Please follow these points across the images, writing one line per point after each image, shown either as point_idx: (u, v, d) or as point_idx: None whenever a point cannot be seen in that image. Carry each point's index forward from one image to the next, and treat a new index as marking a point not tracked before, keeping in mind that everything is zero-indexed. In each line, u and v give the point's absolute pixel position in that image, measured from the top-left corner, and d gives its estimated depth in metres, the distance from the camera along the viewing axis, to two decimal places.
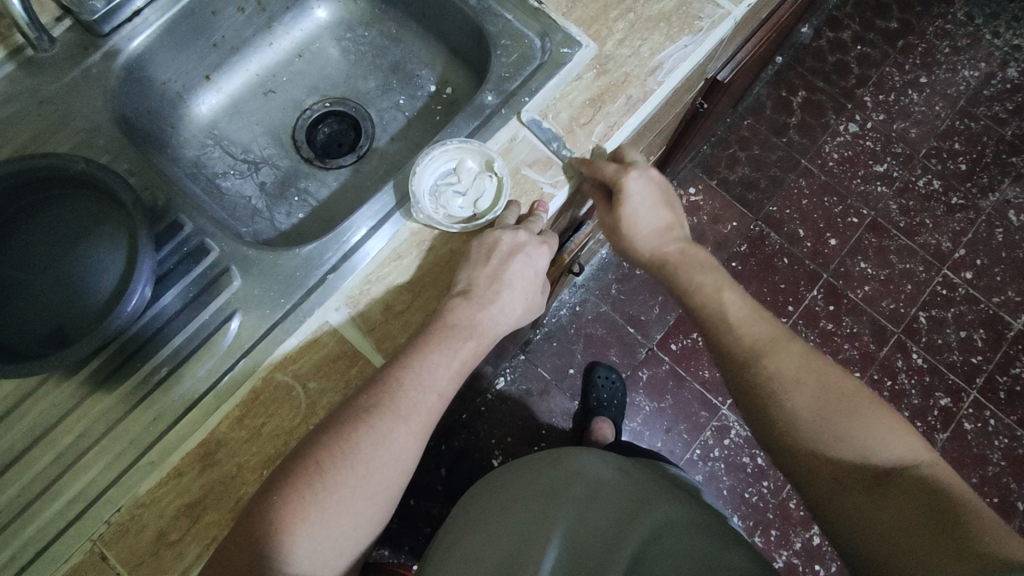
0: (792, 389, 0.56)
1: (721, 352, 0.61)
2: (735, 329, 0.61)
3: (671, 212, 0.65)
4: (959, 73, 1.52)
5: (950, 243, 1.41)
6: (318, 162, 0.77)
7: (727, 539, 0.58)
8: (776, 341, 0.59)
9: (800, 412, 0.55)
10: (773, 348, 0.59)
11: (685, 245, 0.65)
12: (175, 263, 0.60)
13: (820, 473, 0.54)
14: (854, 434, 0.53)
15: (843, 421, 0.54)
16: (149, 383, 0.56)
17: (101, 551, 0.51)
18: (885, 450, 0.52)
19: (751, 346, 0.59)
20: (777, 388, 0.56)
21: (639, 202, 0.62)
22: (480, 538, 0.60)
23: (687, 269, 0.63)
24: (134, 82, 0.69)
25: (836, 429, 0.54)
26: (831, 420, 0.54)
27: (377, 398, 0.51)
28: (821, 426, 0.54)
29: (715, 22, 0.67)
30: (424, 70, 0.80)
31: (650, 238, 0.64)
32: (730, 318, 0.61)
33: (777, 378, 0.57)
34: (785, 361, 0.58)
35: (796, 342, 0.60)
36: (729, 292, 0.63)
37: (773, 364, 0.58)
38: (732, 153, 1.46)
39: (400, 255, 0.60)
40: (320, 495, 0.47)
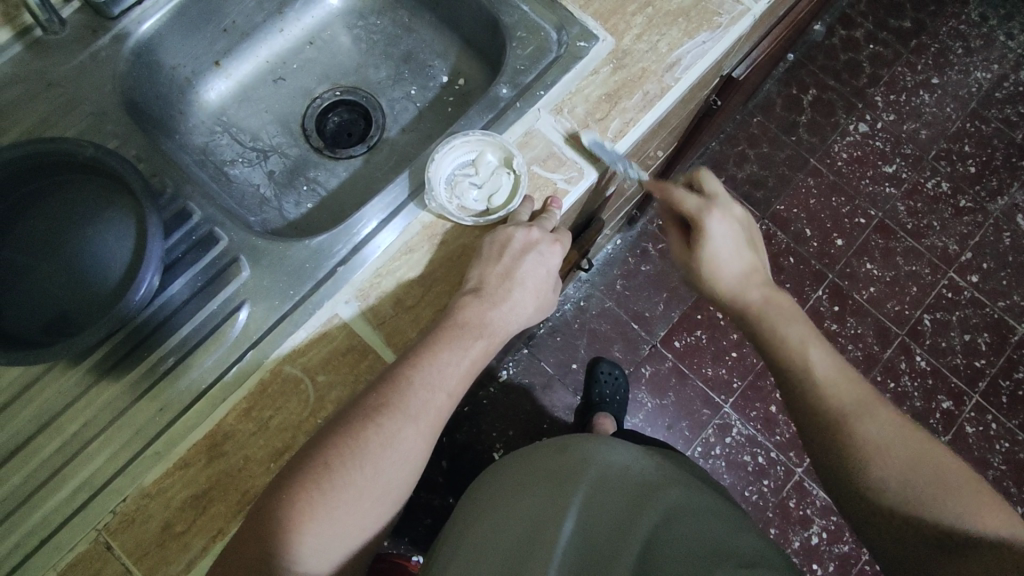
0: (880, 454, 0.54)
1: (801, 403, 0.59)
2: (819, 386, 0.59)
3: (751, 255, 0.66)
4: (971, 74, 1.51)
5: (957, 246, 1.40)
6: (328, 152, 0.76)
7: (737, 524, 0.60)
8: (865, 404, 0.57)
9: (887, 484, 0.53)
10: (860, 413, 0.56)
11: (768, 290, 0.65)
12: (184, 251, 0.59)
13: (905, 533, 0.52)
14: (943, 507, 0.51)
15: (933, 492, 0.52)
16: (155, 373, 0.56)
17: (107, 540, 0.51)
18: (977, 523, 0.50)
19: (840, 407, 0.57)
20: (863, 452, 0.54)
21: (722, 247, 0.64)
22: (494, 527, 0.58)
23: (773, 318, 0.63)
24: (143, 66, 0.67)
25: (926, 502, 0.51)
26: (919, 486, 0.52)
27: (386, 397, 0.50)
28: (910, 497, 0.52)
29: (734, 19, 0.66)
30: (436, 60, 0.78)
31: (733, 275, 0.65)
32: (815, 373, 0.59)
33: (864, 444, 0.55)
34: (874, 428, 0.55)
35: (886, 408, 0.57)
36: (816, 349, 0.61)
37: (860, 430, 0.55)
38: (741, 150, 1.45)
39: (411, 248, 0.59)
40: (329, 494, 0.47)
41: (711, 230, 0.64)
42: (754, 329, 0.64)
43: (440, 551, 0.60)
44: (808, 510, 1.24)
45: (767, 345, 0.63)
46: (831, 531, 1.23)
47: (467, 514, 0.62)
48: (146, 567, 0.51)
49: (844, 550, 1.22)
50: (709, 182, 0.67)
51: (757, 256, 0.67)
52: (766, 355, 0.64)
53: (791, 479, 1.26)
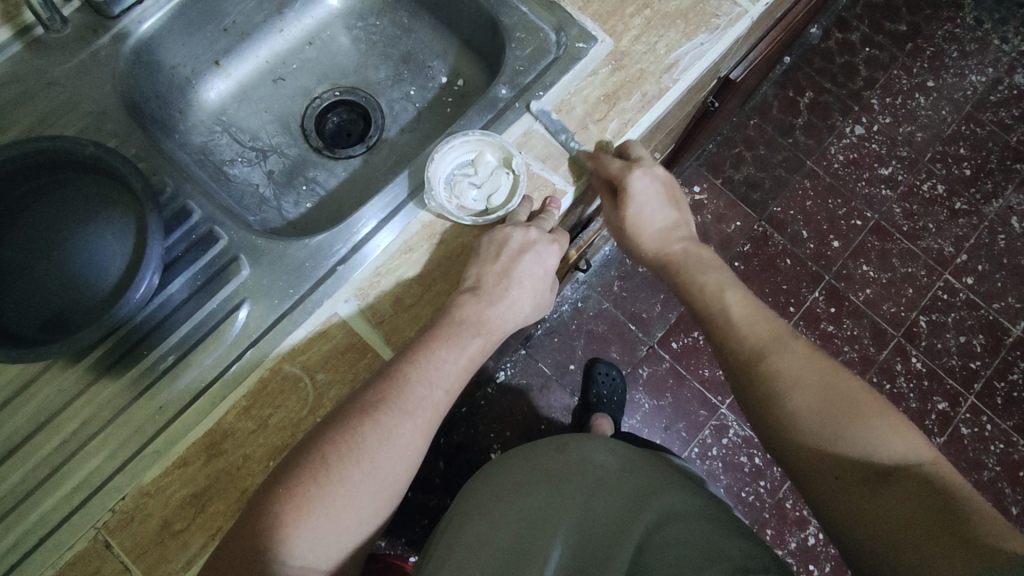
0: (792, 387, 0.56)
1: (724, 353, 0.62)
2: (738, 331, 0.61)
3: (675, 210, 0.66)
4: (967, 77, 1.52)
5: (953, 248, 1.41)
6: (327, 152, 0.76)
7: (740, 530, 0.58)
8: (780, 341, 0.60)
9: (803, 409, 0.55)
10: (776, 350, 0.59)
11: (690, 243, 0.67)
12: (183, 250, 0.59)
13: (823, 470, 0.53)
14: (855, 434, 0.52)
15: (849, 421, 0.53)
16: (154, 372, 0.56)
17: (105, 539, 0.51)
18: (888, 450, 0.51)
19: (755, 348, 0.60)
20: (776, 386, 0.57)
21: (644, 202, 0.64)
22: (492, 523, 0.59)
23: (693, 267, 0.66)
24: (143, 66, 0.68)
25: (837, 432, 0.53)
26: (831, 417, 0.53)
27: (384, 393, 0.50)
28: (825, 426, 0.53)
29: (732, 21, 0.67)
30: (435, 61, 0.79)
31: (659, 232, 0.66)
32: (734, 320, 0.62)
33: (778, 377, 0.57)
34: (789, 361, 0.58)
35: (799, 342, 0.59)
36: (732, 291, 0.64)
37: (775, 365, 0.58)
38: (738, 152, 1.46)
39: (411, 247, 0.59)
40: (326, 489, 0.47)
41: (636, 189, 0.61)
42: (677, 284, 0.66)
43: (436, 549, 0.59)
44: (805, 511, 1.24)
45: (688, 294, 0.66)
46: None
47: (466, 509, 0.63)
48: (145, 566, 0.51)
49: None
50: (636, 148, 0.61)
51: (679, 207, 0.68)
52: (690, 307, 0.66)
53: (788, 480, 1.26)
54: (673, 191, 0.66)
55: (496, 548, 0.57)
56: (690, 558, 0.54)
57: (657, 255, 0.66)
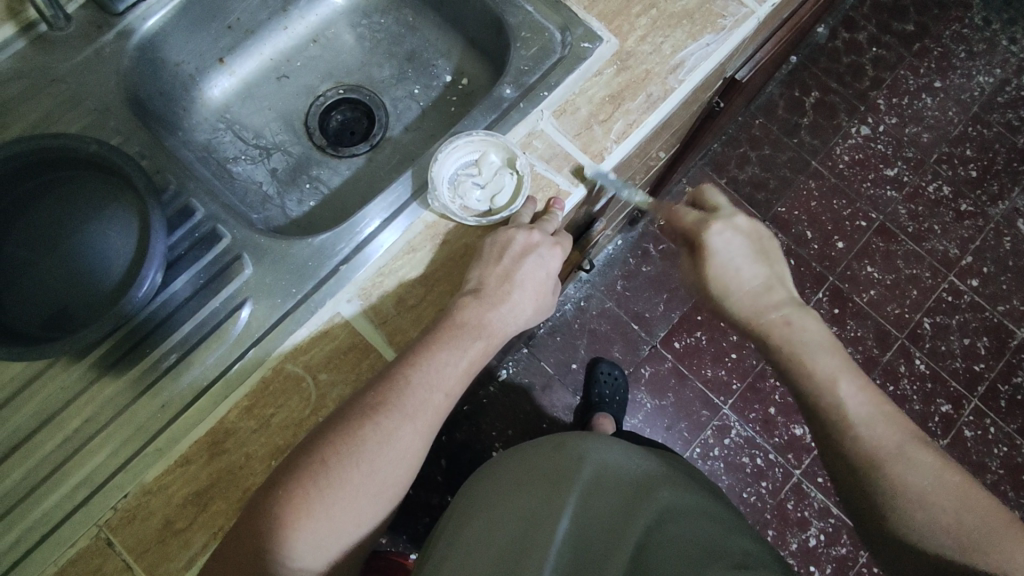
0: (919, 505, 0.51)
1: (833, 457, 0.57)
2: (855, 433, 0.54)
3: (764, 266, 0.62)
4: (974, 78, 1.51)
5: (958, 250, 1.41)
6: (331, 150, 0.76)
7: (740, 531, 0.59)
8: (903, 447, 0.53)
9: (927, 520, 0.50)
10: (895, 459, 0.53)
11: (789, 309, 0.60)
12: (186, 249, 0.59)
13: None
14: (995, 552, 0.47)
15: (984, 539, 0.48)
16: (156, 370, 0.56)
17: (108, 536, 0.51)
18: None
19: (870, 452, 0.54)
20: (896, 499, 0.52)
21: (726, 260, 0.62)
22: (490, 521, 0.59)
23: (798, 337, 0.59)
24: (148, 63, 0.67)
25: (983, 555, 0.47)
26: (965, 538, 0.49)
27: (384, 396, 0.50)
28: (948, 537, 0.49)
29: (738, 21, 0.66)
30: (440, 59, 0.79)
31: (750, 291, 0.61)
32: (849, 418, 0.55)
33: (899, 491, 0.52)
34: (912, 474, 0.52)
35: (924, 448, 0.53)
36: (846, 381, 0.56)
37: (896, 475, 0.52)
38: (743, 152, 1.45)
39: (414, 248, 0.59)
40: (324, 491, 0.47)
41: (715, 245, 0.62)
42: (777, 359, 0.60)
43: (438, 549, 0.59)
44: (806, 512, 1.24)
45: (785, 367, 0.59)
46: (829, 533, 1.23)
47: (466, 506, 0.63)
48: (146, 564, 0.51)
49: (842, 552, 1.22)
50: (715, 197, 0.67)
51: (773, 264, 0.63)
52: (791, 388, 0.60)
53: (789, 480, 1.26)
54: (768, 248, 0.63)
55: (494, 544, 0.56)
56: (692, 555, 0.53)
57: (761, 317, 0.60)
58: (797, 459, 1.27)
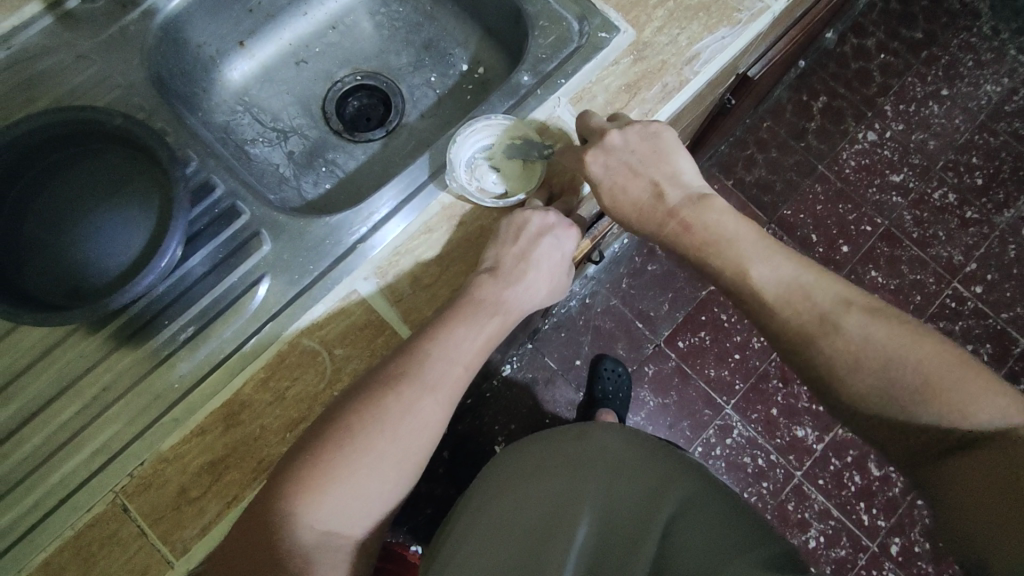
0: (850, 368, 0.49)
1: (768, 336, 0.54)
2: (775, 312, 0.53)
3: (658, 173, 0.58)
4: (981, 87, 1.52)
5: (962, 257, 1.41)
6: (347, 135, 0.77)
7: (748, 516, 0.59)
8: (831, 313, 0.51)
9: (866, 393, 0.49)
10: (825, 329, 0.51)
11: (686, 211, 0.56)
12: (206, 224, 0.60)
13: (902, 446, 0.48)
14: (929, 404, 0.46)
15: (916, 393, 0.47)
16: (173, 343, 0.57)
17: (123, 503, 0.52)
18: (967, 414, 0.44)
19: (799, 327, 0.52)
20: (830, 369, 0.50)
21: (617, 181, 0.58)
22: (512, 506, 0.59)
23: (701, 242, 0.56)
24: (171, 42, 0.68)
25: (914, 406, 0.46)
26: (898, 397, 0.47)
27: (406, 366, 0.51)
28: (891, 405, 0.48)
29: (754, 16, 0.67)
30: (456, 49, 0.80)
31: (650, 210, 0.58)
32: (766, 299, 0.53)
33: (833, 362, 0.50)
34: (849, 349, 0.49)
35: (857, 311, 0.50)
36: (758, 266, 0.53)
37: (825, 346, 0.50)
38: (750, 154, 1.46)
39: (430, 228, 0.60)
40: (349, 458, 0.47)
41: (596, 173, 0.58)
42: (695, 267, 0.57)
43: (456, 530, 0.60)
44: (807, 514, 1.25)
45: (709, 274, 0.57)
46: (829, 534, 1.24)
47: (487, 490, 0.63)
48: (161, 531, 0.51)
49: (842, 554, 1.22)
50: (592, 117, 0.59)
51: (669, 160, 0.58)
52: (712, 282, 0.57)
53: (790, 481, 1.26)
54: (658, 145, 0.57)
55: (518, 530, 0.57)
56: (711, 544, 0.52)
57: (662, 229, 0.58)
58: (799, 461, 1.27)
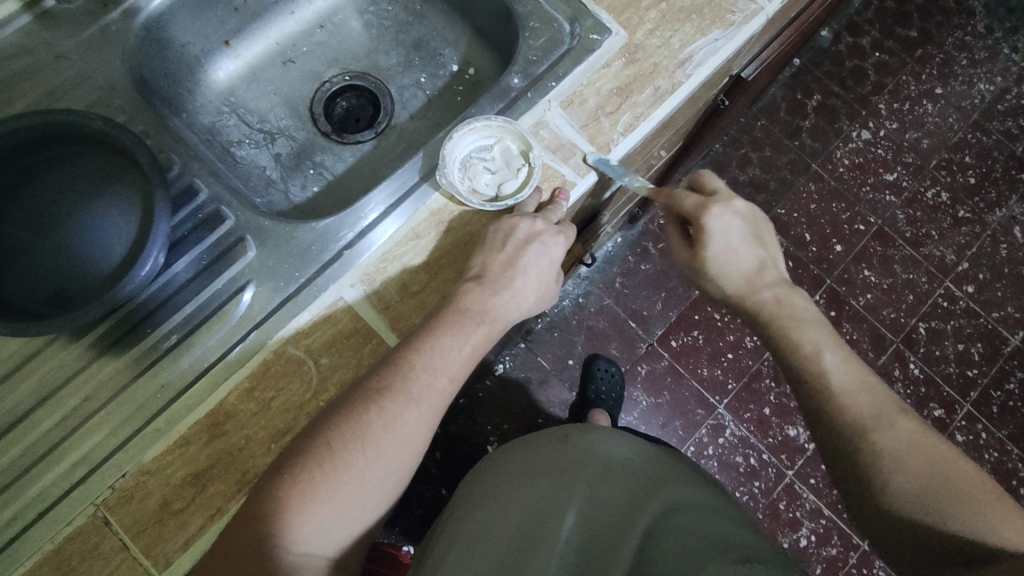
0: (894, 465, 0.54)
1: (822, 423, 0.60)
2: (837, 397, 0.58)
3: (762, 251, 0.65)
4: (975, 86, 1.52)
5: (954, 256, 1.41)
6: (335, 137, 0.76)
7: (738, 526, 0.59)
8: (884, 415, 0.56)
9: (903, 491, 0.53)
10: (878, 425, 0.56)
11: (780, 289, 0.64)
12: (189, 229, 0.59)
13: (922, 555, 0.52)
14: (956, 516, 0.51)
15: (945, 505, 0.51)
16: (156, 351, 0.56)
17: (105, 516, 0.51)
18: (1002, 537, 0.48)
19: (858, 418, 0.57)
20: (874, 461, 0.55)
21: (725, 242, 0.64)
22: (492, 510, 0.59)
23: (788, 320, 0.63)
24: (153, 42, 0.67)
25: (945, 515, 0.51)
26: (934, 501, 0.52)
27: (389, 380, 0.50)
28: (922, 509, 0.52)
29: (748, 17, 0.66)
30: (447, 49, 0.78)
31: (740, 272, 0.65)
32: (832, 385, 0.59)
33: (879, 453, 0.55)
34: (896, 457, 0.55)
35: (906, 418, 0.56)
36: (829, 354, 0.60)
37: (876, 440, 0.55)
38: (744, 153, 1.46)
39: (418, 234, 0.59)
40: (331, 475, 0.47)
41: (712, 228, 0.63)
42: (767, 334, 0.64)
43: (440, 537, 0.59)
44: (798, 513, 1.25)
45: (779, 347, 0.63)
46: (820, 533, 1.24)
47: (467, 495, 0.63)
48: (143, 544, 0.51)
49: (832, 553, 1.23)
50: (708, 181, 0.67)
51: (770, 250, 0.66)
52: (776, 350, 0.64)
53: (782, 480, 1.27)
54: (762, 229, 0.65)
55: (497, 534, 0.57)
56: (692, 551, 0.53)
57: (757, 296, 0.64)
58: (790, 460, 1.27)
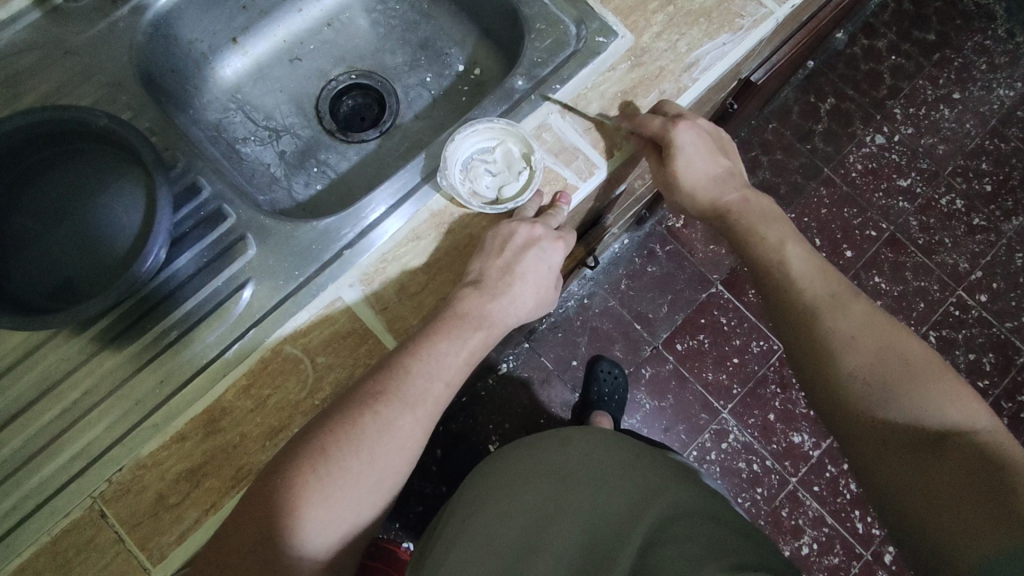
0: (849, 349, 0.55)
1: (781, 316, 0.60)
2: (796, 286, 0.59)
3: (726, 159, 0.64)
4: (994, 91, 1.49)
5: (968, 264, 1.39)
6: (340, 135, 0.76)
7: (744, 531, 0.57)
8: (839, 300, 0.58)
9: (856, 372, 0.54)
10: (833, 310, 0.57)
11: (747, 190, 0.65)
12: (191, 226, 0.59)
13: (869, 435, 0.53)
14: (905, 400, 0.52)
15: (892, 387, 0.53)
16: (157, 346, 0.56)
17: (101, 508, 0.52)
18: (940, 414, 0.51)
19: (813, 305, 0.58)
20: (832, 347, 0.56)
21: (693, 154, 0.61)
22: (491, 519, 0.59)
23: (753, 218, 0.63)
24: (161, 39, 0.67)
25: (891, 394, 0.53)
26: (884, 381, 0.53)
27: (384, 384, 0.50)
28: (871, 389, 0.53)
29: (757, 22, 0.65)
30: (453, 49, 0.78)
31: (707, 177, 0.63)
32: (795, 278, 0.59)
33: (835, 341, 0.56)
34: (860, 353, 0.55)
35: (860, 304, 0.57)
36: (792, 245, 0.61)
37: (831, 327, 0.56)
38: (754, 156, 1.44)
39: (418, 235, 0.59)
40: (325, 480, 0.47)
41: (682, 143, 0.59)
42: (734, 232, 0.64)
43: (439, 543, 0.60)
44: (801, 520, 1.24)
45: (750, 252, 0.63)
46: (822, 542, 1.23)
47: (467, 501, 0.63)
48: (138, 537, 0.51)
49: (834, 562, 1.22)
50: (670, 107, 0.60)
51: (732, 158, 0.66)
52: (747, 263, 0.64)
53: (785, 488, 1.26)
54: (722, 139, 0.65)
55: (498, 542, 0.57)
56: (690, 553, 0.51)
57: (726, 197, 0.63)
58: (794, 467, 1.26)
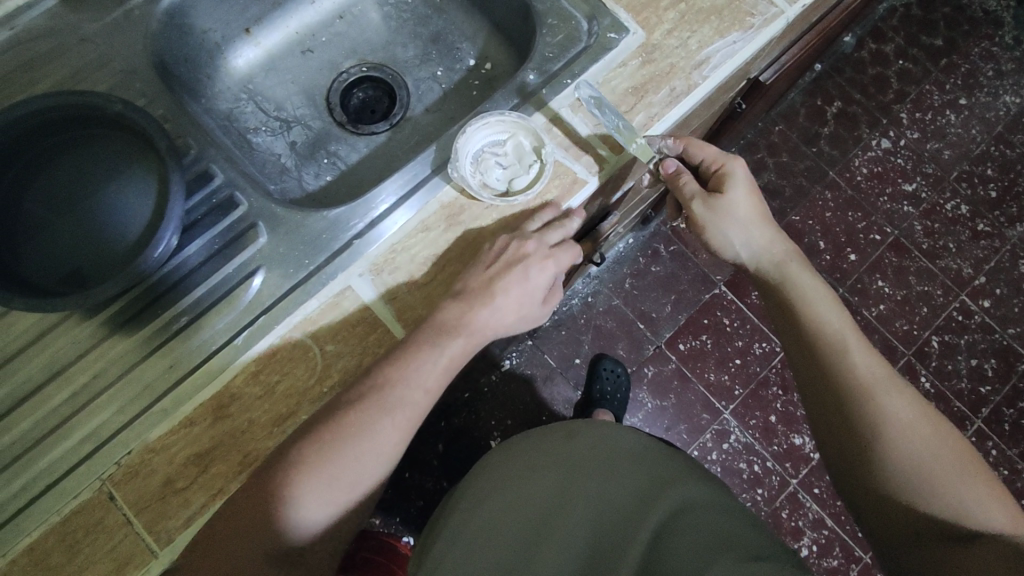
0: (899, 431, 0.55)
1: (825, 384, 0.60)
2: (848, 358, 0.58)
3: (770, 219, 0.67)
4: (1000, 98, 1.49)
5: (971, 270, 1.39)
6: (350, 127, 0.76)
7: (748, 525, 0.57)
8: (891, 382, 0.58)
9: (912, 459, 0.54)
10: (882, 388, 0.57)
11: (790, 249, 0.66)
12: (203, 213, 0.60)
13: (904, 520, 0.54)
14: (950, 494, 0.52)
15: (936, 476, 0.53)
16: (167, 331, 0.57)
17: (110, 491, 0.52)
18: (976, 512, 0.51)
19: (863, 382, 0.57)
20: (880, 426, 0.55)
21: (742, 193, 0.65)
22: (499, 510, 0.59)
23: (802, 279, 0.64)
24: (175, 27, 0.68)
25: (930, 484, 0.53)
26: (928, 470, 0.53)
27: (389, 360, 0.53)
28: (913, 477, 0.54)
29: (767, 21, 0.66)
30: (464, 43, 0.79)
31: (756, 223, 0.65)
32: (846, 348, 0.59)
33: (885, 420, 0.55)
34: (914, 445, 0.54)
35: (909, 390, 0.57)
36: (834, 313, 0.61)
37: (883, 405, 0.56)
38: (760, 158, 1.45)
39: (428, 227, 0.59)
40: (327, 444, 0.49)
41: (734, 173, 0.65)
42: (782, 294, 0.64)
43: (447, 533, 0.60)
44: (800, 522, 1.24)
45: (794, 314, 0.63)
46: (821, 544, 1.23)
47: (475, 491, 0.63)
48: (145, 520, 0.51)
49: (833, 564, 1.22)
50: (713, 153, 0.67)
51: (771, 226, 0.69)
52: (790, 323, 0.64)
53: (785, 489, 1.26)
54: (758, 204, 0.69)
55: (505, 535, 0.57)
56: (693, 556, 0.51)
57: (773, 245, 0.65)
58: (795, 469, 1.27)
